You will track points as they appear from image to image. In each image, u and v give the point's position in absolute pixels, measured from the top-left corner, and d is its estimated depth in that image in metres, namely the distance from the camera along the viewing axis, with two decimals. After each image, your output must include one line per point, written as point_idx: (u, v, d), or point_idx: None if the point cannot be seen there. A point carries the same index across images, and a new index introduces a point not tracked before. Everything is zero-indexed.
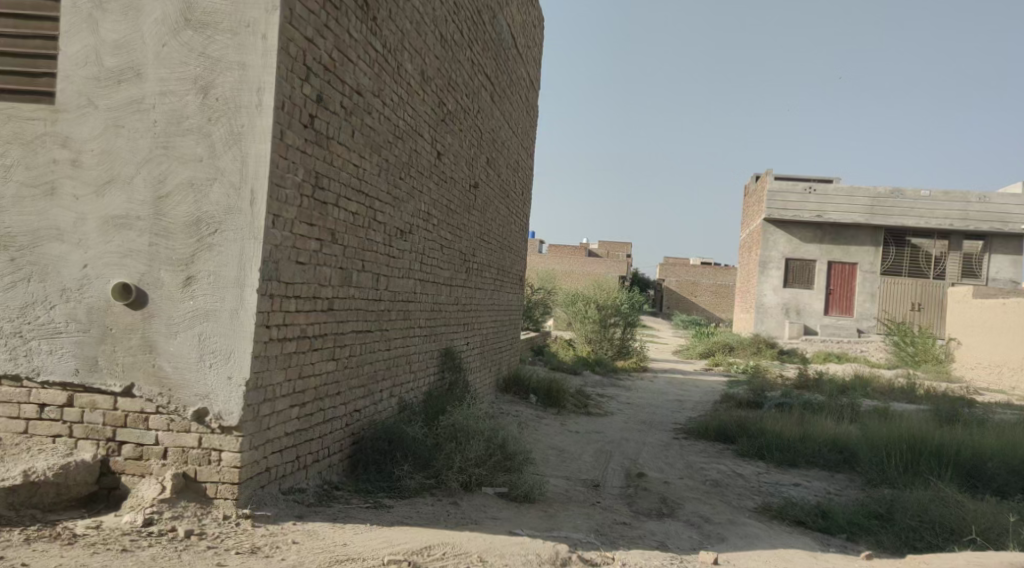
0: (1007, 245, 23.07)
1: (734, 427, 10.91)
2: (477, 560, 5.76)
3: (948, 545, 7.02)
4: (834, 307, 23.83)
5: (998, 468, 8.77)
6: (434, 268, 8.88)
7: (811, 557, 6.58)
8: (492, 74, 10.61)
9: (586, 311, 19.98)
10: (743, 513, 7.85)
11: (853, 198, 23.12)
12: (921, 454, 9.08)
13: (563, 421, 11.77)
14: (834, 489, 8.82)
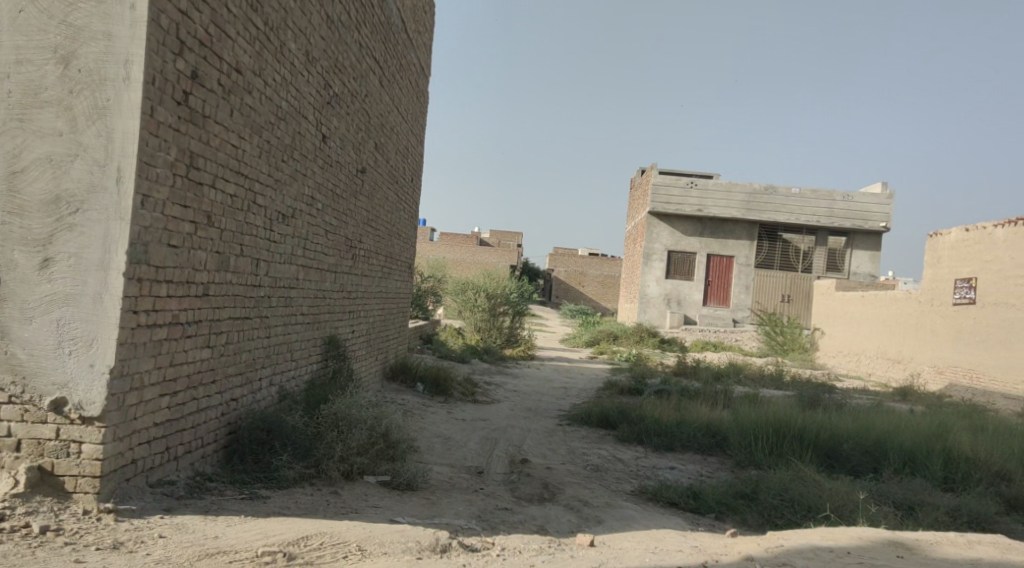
0: (867, 241, 24.56)
1: (615, 413, 11.19)
2: (355, 549, 5.68)
3: (805, 522, 7.44)
4: (712, 298, 24.78)
5: (853, 449, 9.35)
6: (318, 253, 8.69)
7: (680, 536, 6.84)
8: (380, 57, 10.44)
9: (476, 300, 20.04)
10: (620, 496, 8.07)
11: (731, 194, 24.00)
12: (786, 437, 9.57)
13: (449, 409, 11.78)
14: (706, 471, 9.17)
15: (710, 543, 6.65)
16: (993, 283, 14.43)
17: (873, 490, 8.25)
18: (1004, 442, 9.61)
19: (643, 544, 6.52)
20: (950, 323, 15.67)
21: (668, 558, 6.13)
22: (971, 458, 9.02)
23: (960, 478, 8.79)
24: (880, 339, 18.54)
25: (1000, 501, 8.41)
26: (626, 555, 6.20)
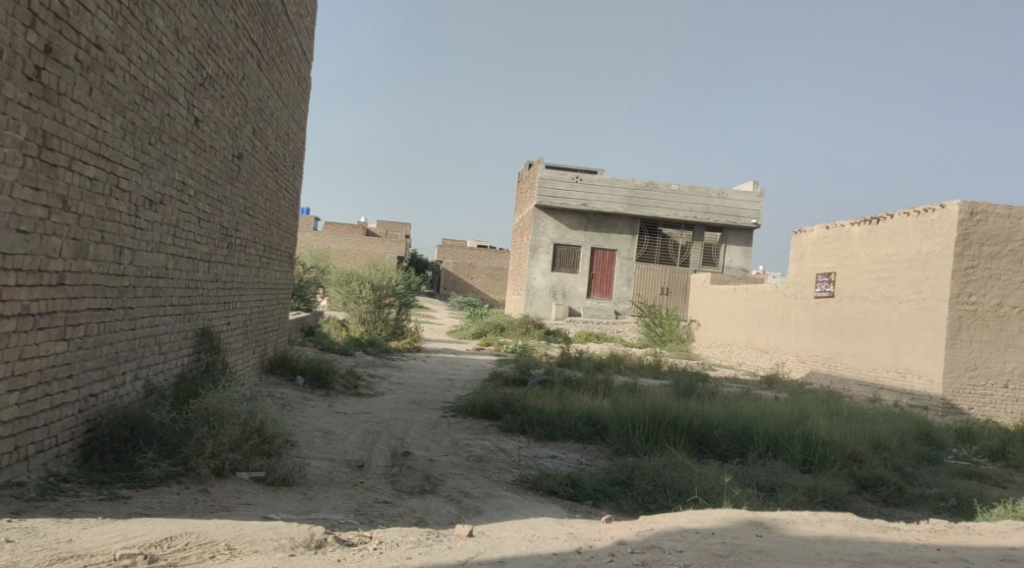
0: (740, 237, 25.64)
1: (498, 404, 11.25)
2: (224, 548, 5.49)
3: (675, 506, 7.70)
4: (595, 290, 25.23)
5: (723, 436, 9.74)
6: (190, 241, 8.32)
7: (557, 523, 6.94)
8: (259, 39, 10.09)
9: (360, 291, 19.67)
10: (501, 486, 8.12)
11: (613, 188, 24.52)
12: (661, 424, 9.87)
13: (330, 402, 11.55)
14: (585, 460, 9.35)
15: (585, 529, 6.78)
16: (850, 278, 15.32)
17: (738, 473, 8.61)
18: (858, 426, 10.24)
19: (521, 533, 6.58)
20: (812, 315, 16.53)
21: (544, 545, 6.21)
22: (828, 442, 9.56)
23: (817, 461, 9.31)
24: (750, 330, 19.38)
25: (852, 481, 8.96)
26: (502, 544, 6.24)
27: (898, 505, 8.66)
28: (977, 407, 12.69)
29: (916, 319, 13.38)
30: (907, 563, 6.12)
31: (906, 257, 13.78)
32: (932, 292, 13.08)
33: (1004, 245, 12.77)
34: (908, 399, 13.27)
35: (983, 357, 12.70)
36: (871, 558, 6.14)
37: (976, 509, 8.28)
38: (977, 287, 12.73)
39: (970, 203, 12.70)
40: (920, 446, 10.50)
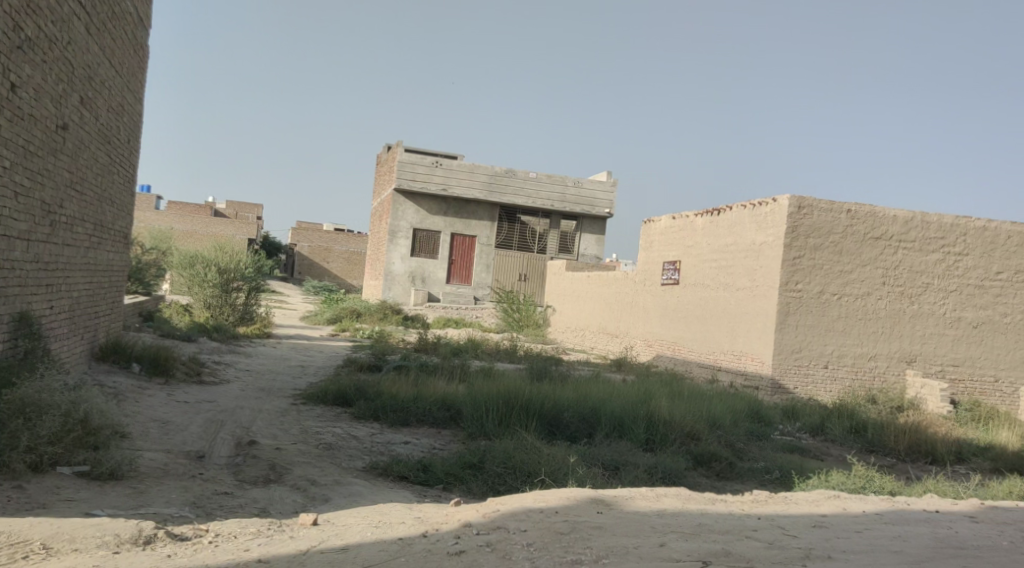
0: (594, 225, 26.37)
1: (352, 389, 11.06)
2: (38, 548, 5.21)
3: (523, 486, 7.84)
4: (454, 276, 25.16)
5: (573, 417, 10.00)
6: (5, 218, 7.68)
7: (406, 508, 6.88)
8: (87, 2, 9.39)
9: (205, 274, 18.75)
10: (350, 473, 7.98)
11: (473, 174, 24.53)
12: (514, 407, 10.02)
13: (169, 391, 10.99)
14: (438, 444, 9.35)
15: (433, 513, 6.76)
16: (693, 265, 16.03)
17: (585, 453, 8.87)
18: (696, 406, 10.78)
19: (367, 519, 6.50)
20: (659, 301, 17.17)
21: (390, 531, 6.15)
22: (669, 421, 10.01)
23: (659, 440, 9.74)
24: (602, 315, 19.98)
25: (689, 457, 9.44)
26: (347, 531, 6.14)
27: (729, 479, 9.18)
28: (801, 386, 13.63)
29: (751, 305, 14.19)
30: (731, 532, 6.51)
31: (743, 246, 14.57)
32: (764, 280, 13.88)
33: (827, 237, 13.75)
34: (742, 380, 14.06)
35: (807, 340, 13.65)
36: (699, 529, 6.50)
37: (796, 479, 8.92)
38: (802, 275, 13.64)
39: (798, 197, 13.58)
40: (751, 424, 11.18)
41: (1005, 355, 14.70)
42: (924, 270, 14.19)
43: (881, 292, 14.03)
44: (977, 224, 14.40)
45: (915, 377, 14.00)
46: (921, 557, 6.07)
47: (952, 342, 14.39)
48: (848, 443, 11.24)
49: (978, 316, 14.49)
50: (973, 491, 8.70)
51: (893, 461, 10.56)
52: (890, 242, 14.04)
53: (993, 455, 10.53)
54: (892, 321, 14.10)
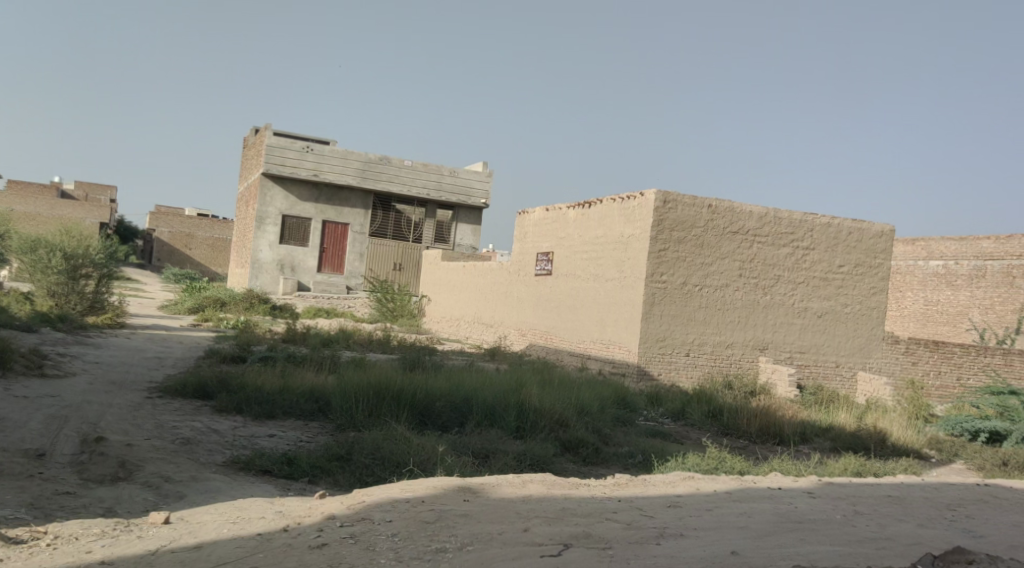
0: (469, 215, 26.45)
1: (213, 382, 10.63)
2: None
3: (391, 477, 7.77)
4: (326, 264, 24.53)
5: (444, 407, 9.99)
6: None
7: (267, 503, 6.69)
8: None
9: (49, 260, 17.57)
10: (208, 468, 7.67)
11: (346, 161, 24.06)
12: (384, 397, 9.91)
13: (6, 386, 10.23)
14: (305, 436, 9.12)
15: (294, 506, 6.59)
16: (565, 257, 16.33)
17: (455, 442, 8.89)
18: (564, 393, 10.99)
19: (224, 515, 6.28)
20: (532, 291, 17.39)
21: (247, 527, 5.97)
22: (540, 408, 10.17)
23: (528, 427, 9.86)
24: (476, 305, 20.06)
25: (557, 444, 9.62)
26: (202, 528, 5.93)
27: (595, 464, 9.41)
28: (665, 373, 14.13)
29: (618, 295, 14.59)
30: (593, 515, 6.69)
31: (612, 239, 14.95)
32: (632, 271, 14.28)
33: (689, 231, 14.30)
34: (610, 367, 14.42)
35: (671, 330, 14.17)
36: (563, 513, 6.64)
37: (656, 463, 9.25)
38: (667, 267, 14.13)
39: (663, 192, 14.03)
40: (617, 410, 11.51)
41: (846, 342, 15.79)
42: (776, 263, 15.04)
43: (738, 284, 14.75)
44: (822, 221, 15.40)
45: (767, 363, 14.81)
46: (764, 531, 6.44)
47: (800, 330, 15.31)
48: (706, 427, 11.76)
49: (822, 306, 15.49)
50: (815, 469, 9.28)
51: (745, 443, 11.13)
52: (746, 237, 14.79)
53: (833, 435, 11.28)
54: (747, 311, 14.86)
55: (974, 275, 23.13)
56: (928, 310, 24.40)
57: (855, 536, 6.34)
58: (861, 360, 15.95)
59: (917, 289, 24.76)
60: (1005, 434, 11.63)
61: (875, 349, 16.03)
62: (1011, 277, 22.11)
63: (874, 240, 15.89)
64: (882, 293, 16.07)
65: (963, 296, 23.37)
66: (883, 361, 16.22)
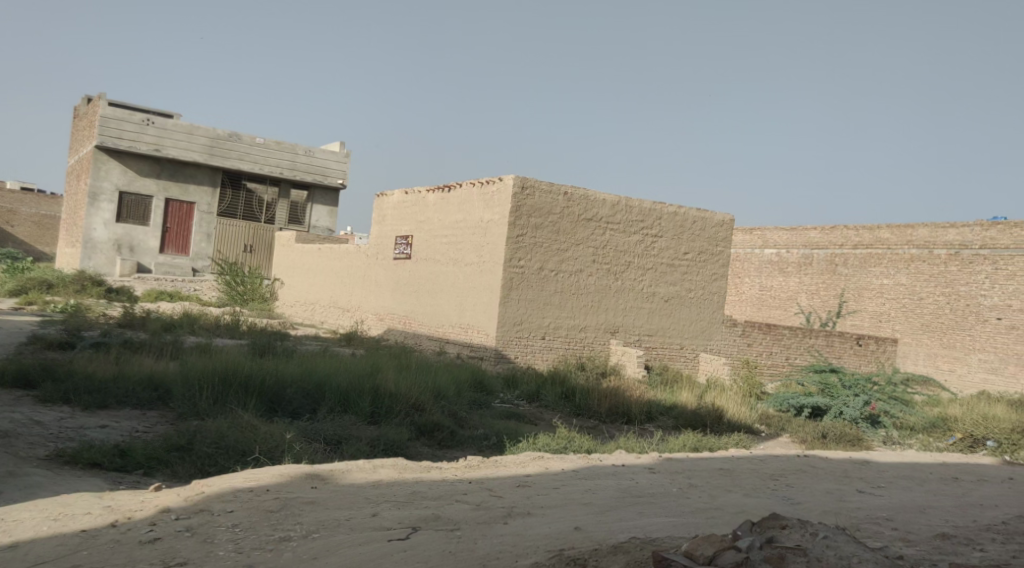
0: (326, 196, 25.93)
1: (37, 370, 9.92)
2: None
3: (235, 467, 7.53)
4: (169, 245, 23.36)
5: (295, 393, 9.78)
6: None
7: (94, 497, 6.34)
8: None
9: None
10: (28, 463, 7.17)
11: (191, 136, 22.94)
12: (230, 385, 9.58)
13: None
14: (141, 427, 8.68)
15: (126, 500, 6.28)
16: (424, 241, 16.27)
17: (306, 428, 8.73)
18: (421, 377, 10.99)
19: (45, 512, 5.90)
20: (390, 274, 17.21)
21: (71, 523, 5.64)
22: (395, 393, 10.12)
23: (383, 412, 9.80)
24: (331, 289, 19.70)
25: (412, 428, 9.60)
26: (19, 527, 5.56)
27: (449, 447, 9.46)
28: (521, 356, 14.33)
29: (477, 280, 14.66)
30: (442, 497, 6.74)
31: (471, 224, 15.02)
32: (491, 256, 14.36)
33: (546, 217, 14.56)
34: (468, 351, 14.53)
35: (527, 313, 14.38)
36: (412, 497, 6.66)
37: (509, 444, 9.42)
38: (525, 252, 14.31)
39: (522, 178, 14.17)
40: (473, 393, 11.62)
41: (689, 325, 16.66)
42: (627, 250, 15.61)
43: (591, 269, 15.19)
44: (670, 210, 16.17)
45: (618, 345, 15.36)
46: (606, 506, 6.71)
47: (648, 314, 15.99)
48: (559, 408, 12.06)
49: (669, 291, 16.28)
50: (657, 446, 9.72)
51: (596, 423, 11.51)
52: (599, 224, 15.24)
53: (676, 413, 11.86)
54: (600, 296, 15.33)
55: (803, 263, 24.83)
56: (763, 295, 25.89)
57: (688, 507, 6.71)
58: (701, 342, 16.86)
59: (753, 275, 26.24)
60: (825, 408, 12.59)
61: (714, 332, 16.99)
62: (834, 265, 23.89)
63: (716, 229, 16.92)
64: (722, 279, 17.15)
65: (794, 282, 25.05)
66: (722, 342, 17.20)
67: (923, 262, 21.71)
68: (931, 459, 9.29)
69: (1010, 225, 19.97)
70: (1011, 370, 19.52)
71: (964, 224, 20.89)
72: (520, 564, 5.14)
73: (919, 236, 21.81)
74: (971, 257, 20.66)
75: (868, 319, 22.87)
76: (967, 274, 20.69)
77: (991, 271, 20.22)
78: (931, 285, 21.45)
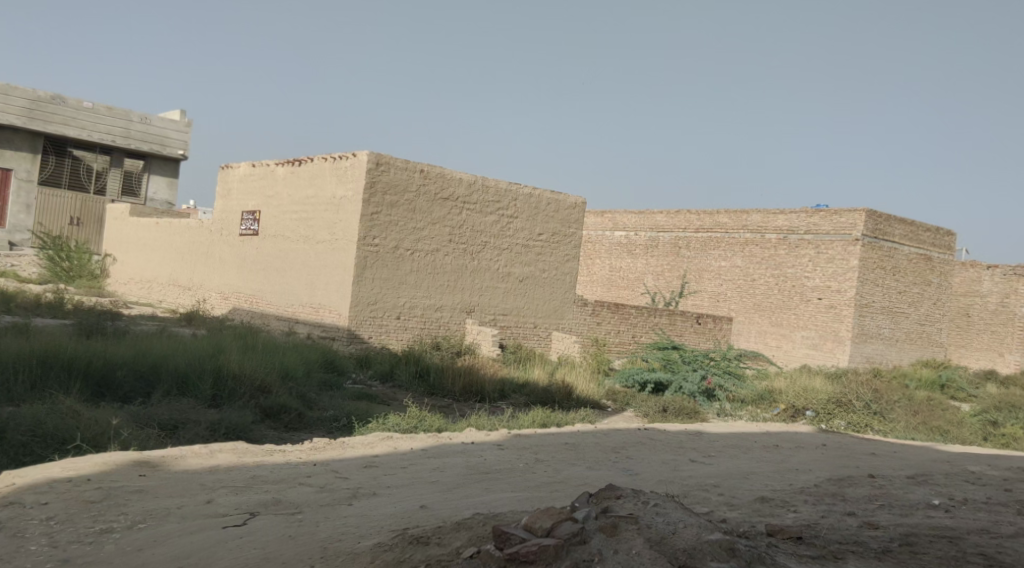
0: (165, 167, 24.54)
1: None
2: None
3: (53, 456, 7.03)
4: None
5: (126, 376, 9.24)
6: None
7: None
8: None
9: None
10: None
11: (8, 97, 20.93)
12: (51, 369, 8.91)
13: None
14: None
15: None
16: (272, 217, 15.70)
17: (139, 413, 8.27)
18: (267, 358, 10.62)
19: None
20: (235, 252, 16.52)
21: None
22: (238, 375, 9.73)
23: (226, 395, 9.42)
24: (171, 266, 18.71)
25: (256, 411, 9.27)
26: None
27: (296, 430, 9.20)
28: (375, 336, 14.11)
29: (329, 258, 14.31)
30: (285, 481, 6.56)
31: (322, 200, 14.62)
32: (343, 234, 14.04)
33: (401, 195, 14.38)
34: (319, 331, 14.17)
35: (381, 293, 14.16)
36: (251, 481, 6.44)
37: (358, 425, 9.28)
38: (379, 231, 14.08)
39: (376, 154, 13.92)
40: (323, 374, 11.36)
41: (542, 304, 16.98)
42: (482, 230, 15.68)
43: (447, 249, 15.15)
44: (525, 191, 16.37)
45: (473, 325, 15.43)
46: (453, 484, 6.73)
47: (503, 294, 16.16)
48: (412, 388, 12.00)
49: (523, 271, 16.50)
50: (507, 423, 9.83)
51: (448, 402, 11.52)
52: (455, 203, 15.22)
53: (528, 390, 12.05)
54: (455, 276, 15.33)
55: (649, 245, 25.77)
56: (613, 276, 26.69)
57: (533, 481, 6.83)
58: (553, 321, 17.24)
59: (604, 257, 26.96)
60: (666, 383, 13.17)
61: (566, 312, 17.41)
62: (678, 248, 24.92)
63: (569, 211, 17.29)
64: (574, 260, 17.57)
65: (641, 264, 25.96)
66: (573, 322, 17.63)
67: (756, 245, 23.02)
68: (755, 429, 9.89)
69: (831, 212, 21.50)
70: (829, 346, 21.15)
71: (792, 211, 22.29)
72: (362, 544, 5.07)
73: (753, 221, 23.12)
74: (797, 242, 22.07)
75: (707, 299, 24.03)
76: (794, 257, 22.10)
77: (814, 254, 21.70)
78: (763, 268, 22.78)
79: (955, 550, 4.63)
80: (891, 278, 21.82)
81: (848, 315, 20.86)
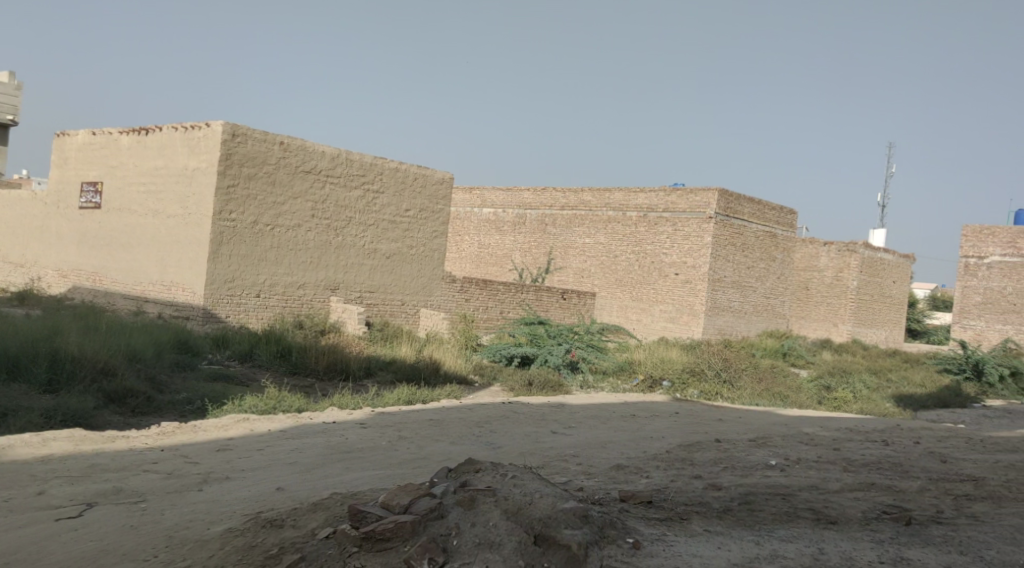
0: None
1: None
2: None
3: None
4: None
5: None
6: None
7: None
8: None
9: None
10: None
11: None
12: None
13: None
14: None
15: None
16: (117, 189, 14.76)
17: None
18: (112, 339, 9.98)
19: None
20: (76, 226, 15.42)
21: None
22: (79, 358, 9.09)
23: (64, 379, 8.79)
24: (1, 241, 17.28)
25: (100, 395, 8.69)
26: None
27: (144, 414, 8.70)
28: (232, 315, 13.55)
29: (181, 233, 13.59)
30: (128, 468, 6.17)
31: (173, 172, 13.85)
32: (197, 208, 13.36)
33: (260, 167, 13.82)
34: (171, 310, 13.46)
35: (239, 270, 13.59)
36: (90, 470, 6.02)
37: (212, 407, 8.86)
38: (236, 205, 13.50)
39: (232, 124, 13.30)
40: (175, 355, 10.80)
41: (409, 281, 16.79)
42: (347, 205, 15.32)
43: (310, 224, 14.70)
44: (390, 165, 16.07)
45: (337, 303, 15.07)
46: (311, 464, 6.53)
47: (369, 271, 15.87)
48: (273, 368, 11.60)
49: (390, 248, 16.26)
50: (371, 401, 9.64)
51: (311, 381, 11.21)
52: (318, 177, 14.77)
53: (394, 367, 11.87)
54: (319, 252, 14.91)
55: (517, 222, 25.92)
56: (481, 253, 26.69)
57: (395, 458, 6.73)
58: (420, 298, 17.09)
59: (472, 234, 26.90)
60: (532, 357, 13.32)
61: (433, 288, 17.29)
62: (544, 225, 25.21)
63: (436, 187, 17.12)
64: (441, 236, 17.46)
65: (508, 241, 26.09)
66: (441, 298, 17.53)
67: (619, 223, 23.58)
68: (613, 399, 10.14)
69: (686, 191, 22.27)
70: (685, 319, 22.01)
71: (650, 190, 22.94)
72: (210, 530, 4.82)
73: (615, 199, 23.65)
74: (656, 219, 22.79)
75: (571, 275, 24.47)
76: (653, 234, 22.79)
77: (671, 231, 22.46)
78: (624, 244, 23.37)
79: (789, 507, 4.86)
80: (740, 253, 22.88)
81: (702, 289, 21.72)
